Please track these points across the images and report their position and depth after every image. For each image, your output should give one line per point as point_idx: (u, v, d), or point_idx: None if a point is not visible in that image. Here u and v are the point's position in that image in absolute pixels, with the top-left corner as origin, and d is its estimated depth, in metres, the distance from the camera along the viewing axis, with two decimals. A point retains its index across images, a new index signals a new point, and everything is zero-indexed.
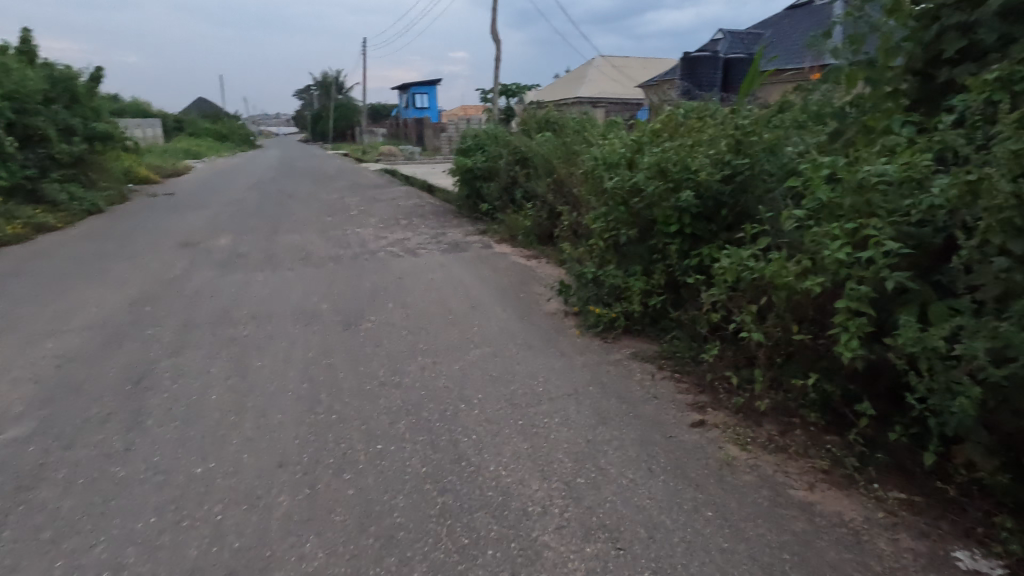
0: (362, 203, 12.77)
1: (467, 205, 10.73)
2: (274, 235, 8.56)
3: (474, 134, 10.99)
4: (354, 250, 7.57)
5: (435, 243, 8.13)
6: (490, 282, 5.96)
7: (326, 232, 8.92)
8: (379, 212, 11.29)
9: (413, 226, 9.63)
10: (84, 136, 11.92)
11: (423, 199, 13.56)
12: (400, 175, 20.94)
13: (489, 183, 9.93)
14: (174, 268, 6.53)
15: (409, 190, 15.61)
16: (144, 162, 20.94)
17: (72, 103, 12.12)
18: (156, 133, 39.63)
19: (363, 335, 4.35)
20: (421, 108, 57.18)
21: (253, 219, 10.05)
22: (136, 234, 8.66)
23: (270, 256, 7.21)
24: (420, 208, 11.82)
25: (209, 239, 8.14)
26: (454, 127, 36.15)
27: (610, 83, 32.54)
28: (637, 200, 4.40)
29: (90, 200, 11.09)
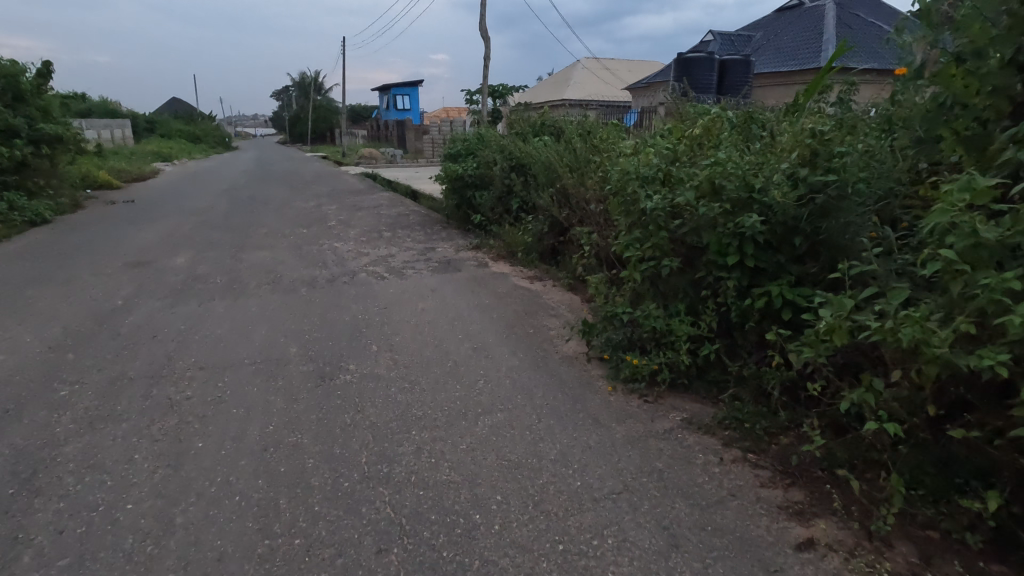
0: (342, 212, 11.81)
1: (457, 216, 9.84)
2: (240, 253, 7.58)
3: (463, 138, 10.10)
4: (331, 270, 6.65)
5: (423, 261, 7.23)
6: (491, 313, 5.09)
7: (300, 248, 7.96)
8: (360, 223, 10.35)
9: (397, 240, 8.72)
10: (28, 139, 10.75)
11: (407, 207, 12.62)
12: (381, 180, 19.92)
13: (481, 192, 9.05)
14: (116, 296, 5.55)
15: (392, 197, 14.63)
16: (107, 165, 19.63)
17: (16, 102, 10.94)
18: (124, 135, 37.89)
19: (340, 396, 3.45)
20: (403, 110, 56.06)
21: (218, 232, 9.03)
22: (80, 251, 7.59)
23: (233, 279, 6.25)
24: (404, 218, 10.89)
25: (162, 259, 7.12)
26: (437, 130, 35.15)
27: (597, 86, 31.88)
28: (682, 224, 3.56)
29: (33, 210, 9.94)
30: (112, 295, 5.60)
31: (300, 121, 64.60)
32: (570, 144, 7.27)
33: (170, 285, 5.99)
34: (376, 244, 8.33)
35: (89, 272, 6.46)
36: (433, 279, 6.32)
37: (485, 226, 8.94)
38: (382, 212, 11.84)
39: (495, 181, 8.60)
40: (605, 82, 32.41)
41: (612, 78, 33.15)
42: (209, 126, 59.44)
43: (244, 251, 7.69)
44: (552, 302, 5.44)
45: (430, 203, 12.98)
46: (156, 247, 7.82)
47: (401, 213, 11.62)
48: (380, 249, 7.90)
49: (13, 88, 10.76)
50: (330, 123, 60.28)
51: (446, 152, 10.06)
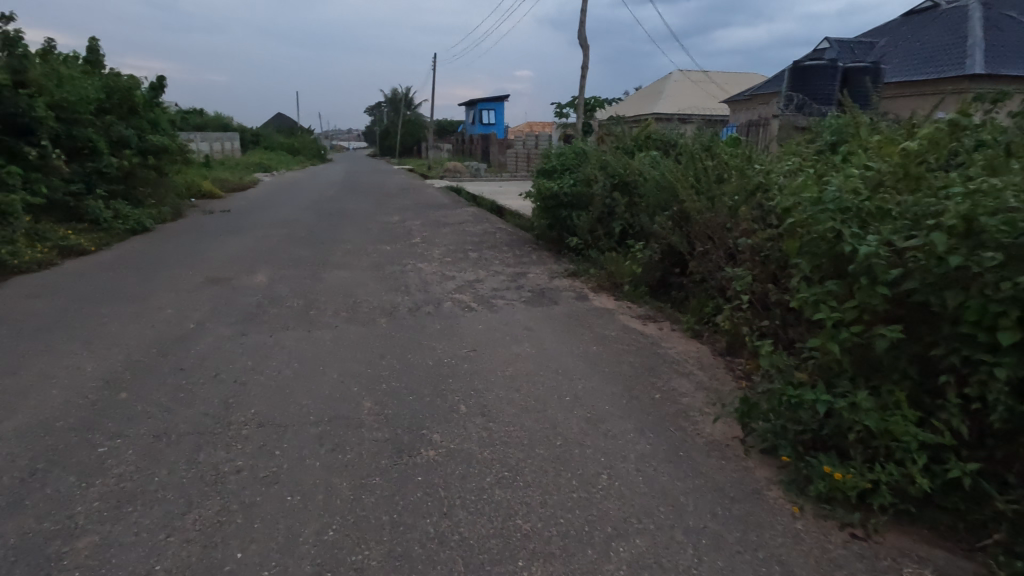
0: (426, 227, 11.35)
1: (549, 238, 8.99)
2: (322, 271, 7.18)
3: (560, 152, 9.28)
4: (414, 297, 5.98)
5: (513, 290, 6.41)
6: (601, 365, 4.16)
7: (383, 268, 7.42)
8: (445, 240, 9.78)
9: (485, 262, 7.99)
10: (137, 149, 11.17)
11: (493, 225, 11.96)
12: (465, 195, 19.58)
13: (578, 212, 8.15)
14: (188, 319, 5.15)
15: (477, 212, 14.06)
16: (213, 175, 20.75)
17: (129, 114, 11.41)
18: (233, 146, 40.70)
19: (420, 485, 2.65)
20: (487, 124, 56.62)
21: (301, 248, 8.73)
22: (167, 264, 7.47)
23: (310, 303, 5.74)
24: (491, 238, 10.21)
25: (242, 277, 6.80)
26: (521, 144, 34.81)
27: (691, 100, 30.24)
28: (914, 276, 2.44)
29: (134, 218, 10.18)
30: (185, 317, 5.21)
31: (390, 135, 67.14)
32: (691, 160, 6.22)
33: (247, 307, 5.55)
34: (462, 267, 7.63)
35: (170, 290, 6.20)
36: (527, 314, 5.47)
37: (581, 250, 8.01)
38: (467, 229, 11.24)
39: (595, 200, 7.66)
40: (698, 96, 30.71)
41: (707, 92, 31.37)
42: (307, 139, 62.94)
43: (325, 270, 7.25)
44: (674, 355, 4.40)
45: (517, 221, 12.25)
46: (239, 263, 7.56)
47: (486, 231, 10.95)
48: (466, 273, 7.21)
49: (127, 101, 11.23)
50: (418, 137, 62.04)
51: (540, 167, 9.28)
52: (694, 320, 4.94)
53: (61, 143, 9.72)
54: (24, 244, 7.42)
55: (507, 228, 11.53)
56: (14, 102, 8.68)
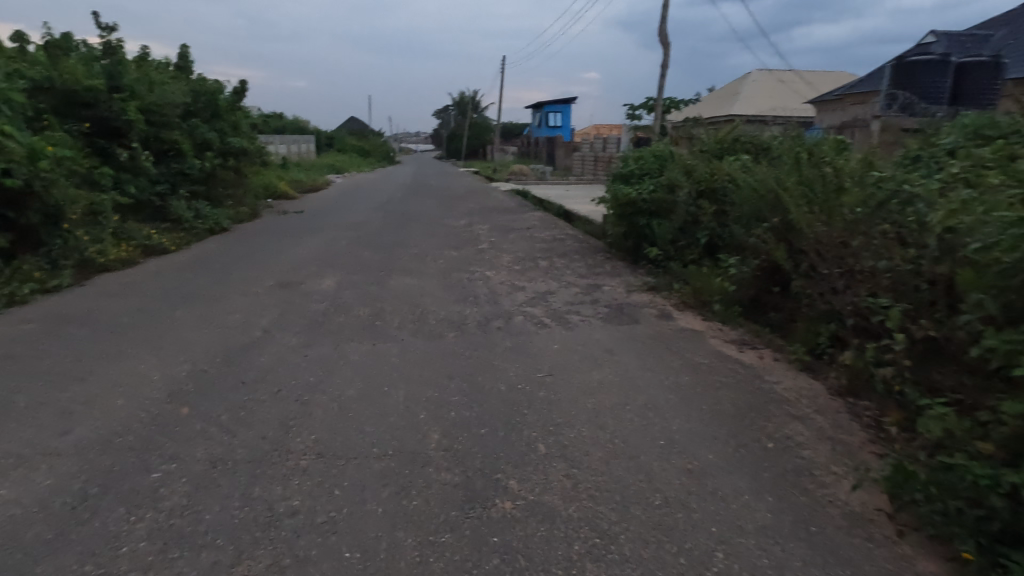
0: (494, 232, 11.07)
1: (624, 247, 8.44)
2: (389, 277, 7.00)
3: (639, 156, 8.72)
4: (483, 309, 5.65)
5: (588, 304, 5.96)
6: (696, 401, 3.63)
7: (450, 275, 7.16)
8: (513, 246, 9.45)
9: (556, 272, 7.58)
10: (219, 151, 11.57)
11: (562, 231, 11.53)
12: (531, 198, 19.24)
13: (658, 221, 7.57)
14: (256, 325, 5.06)
15: (545, 217, 13.68)
16: (290, 177, 21.55)
17: (213, 117, 11.85)
18: (309, 149, 42.48)
19: (495, 549, 2.26)
20: (554, 127, 56.21)
21: (369, 251, 8.65)
22: (240, 266, 7.55)
23: (377, 311, 5.53)
24: (561, 245, 9.78)
25: (310, 281, 6.73)
26: (589, 147, 34.16)
27: (771, 100, 28.57)
28: None
29: (214, 219, 10.50)
30: (253, 322, 5.12)
31: (456, 138, 68.10)
32: (796, 166, 5.52)
33: (313, 314, 5.41)
34: (531, 276, 7.26)
35: (241, 293, 6.19)
36: (605, 333, 5.00)
37: (660, 262, 7.43)
38: (536, 235, 10.86)
39: (678, 208, 7.07)
40: (780, 96, 28.97)
41: (789, 92, 29.53)
42: (378, 142, 64.91)
43: (392, 276, 7.07)
44: (782, 392, 3.80)
45: (587, 227, 11.75)
46: (308, 266, 7.54)
47: (556, 238, 10.54)
48: (537, 284, 6.81)
49: (210, 105, 11.65)
50: (484, 140, 62.53)
51: (617, 172, 8.76)
52: (801, 350, 4.30)
53: (150, 145, 10.17)
54: (111, 242, 7.72)
55: (577, 235, 11.06)
56: (108, 106, 9.11)
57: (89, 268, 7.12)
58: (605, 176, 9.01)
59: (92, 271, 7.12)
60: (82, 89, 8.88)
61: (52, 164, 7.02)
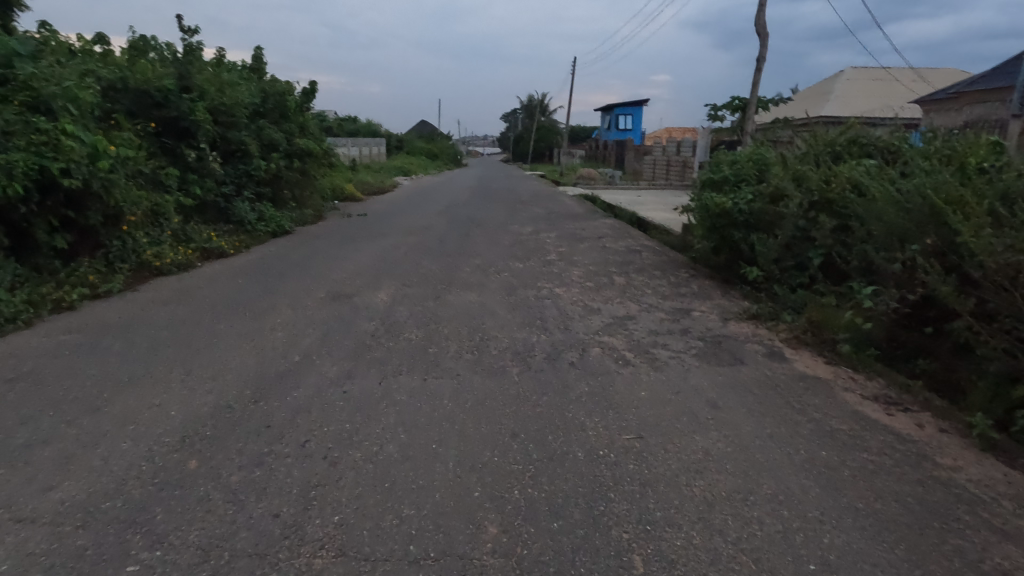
0: (562, 241, 10.26)
1: (712, 264, 7.39)
2: (446, 291, 6.32)
3: (733, 160, 7.65)
4: (552, 337, 4.85)
5: (677, 335, 5.03)
6: (847, 493, 2.67)
7: (514, 291, 6.41)
8: (584, 258, 8.60)
9: (634, 290, 6.67)
10: (285, 152, 11.46)
11: (636, 242, 10.53)
12: (599, 204, 18.31)
13: (758, 236, 6.50)
14: (297, 346, 4.51)
15: (617, 225, 12.73)
16: (357, 179, 21.69)
17: (281, 118, 11.77)
18: (378, 152, 43.33)
19: None
20: (624, 130, 54.71)
21: (428, 260, 8.07)
22: (294, 274, 7.15)
23: (431, 334, 4.87)
24: (638, 258, 8.81)
25: (362, 294, 6.19)
26: (660, 151, 32.67)
27: (866, 101, 26.18)
28: None
29: (276, 221, 10.32)
30: (295, 343, 4.58)
31: (523, 140, 67.78)
32: (958, 175, 4.36)
33: (362, 335, 4.80)
34: (606, 296, 6.38)
35: (290, 305, 5.72)
36: (703, 376, 4.07)
37: (758, 283, 6.36)
38: (608, 246, 9.94)
39: (784, 223, 5.99)
40: (876, 96, 26.48)
41: (887, 91, 26.96)
42: (446, 144, 65.70)
43: (450, 290, 6.40)
44: (970, 487, 2.76)
45: (665, 238, 10.72)
46: (363, 276, 7.04)
47: (630, 250, 9.58)
48: (614, 306, 5.93)
49: (278, 105, 11.55)
50: (550, 143, 61.85)
51: (705, 178, 7.74)
52: (983, 422, 3.21)
53: (218, 146, 10.11)
54: (170, 244, 7.54)
55: (654, 246, 10.05)
56: (177, 106, 9.06)
57: (146, 271, 6.92)
58: (691, 183, 8.00)
59: (149, 274, 6.92)
60: (154, 89, 8.87)
61: (116, 164, 6.89)
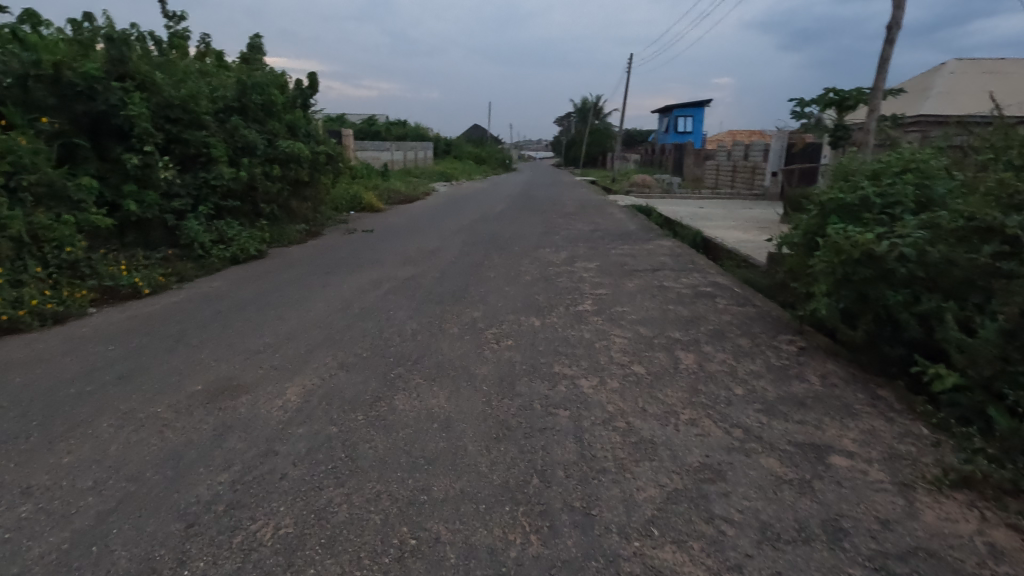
0: (606, 277, 7.65)
1: (840, 338, 4.61)
2: (398, 386, 3.88)
3: (878, 175, 4.82)
4: (553, 549, 2.32)
5: (825, 548, 2.38)
6: None
7: (512, 388, 3.90)
8: (633, 311, 5.97)
9: (715, 389, 4.00)
10: (265, 157, 9.40)
11: (706, 279, 7.78)
12: (654, 220, 15.51)
13: (946, 309, 3.68)
14: (7, 563, 2.17)
15: (678, 252, 9.99)
16: (387, 186, 19.82)
17: (265, 116, 9.75)
18: (423, 156, 41.71)
19: None
20: (682, 134, 51.20)
21: (407, 312, 5.69)
22: (199, 336, 4.90)
23: (309, 520, 2.45)
24: (712, 311, 6.09)
25: (262, 388, 3.85)
26: (725, 155, 29.23)
27: (975, 98, 22.18)
28: None
29: (241, 243, 8.20)
30: (16, 547, 2.25)
31: (575, 145, 65.25)
32: None
33: (172, 521, 2.43)
34: (669, 402, 3.75)
35: (127, 411, 3.44)
36: None
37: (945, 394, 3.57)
38: (667, 286, 7.26)
39: (1011, 293, 3.18)
40: (990, 92, 22.37)
41: (1004, 87, 22.73)
42: (496, 149, 64.21)
43: (409, 382, 3.96)
44: None
45: (747, 277, 7.90)
46: (294, 343, 4.71)
47: (699, 294, 6.86)
48: (684, 436, 3.30)
49: (259, 100, 9.52)
50: (604, 148, 58.87)
51: (825, 200, 4.96)
52: None
53: (172, 150, 8.14)
54: (49, 284, 5.49)
55: (733, 289, 7.29)
56: (106, 98, 7.13)
57: None
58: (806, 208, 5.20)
59: None
60: (76, 76, 6.97)
61: None
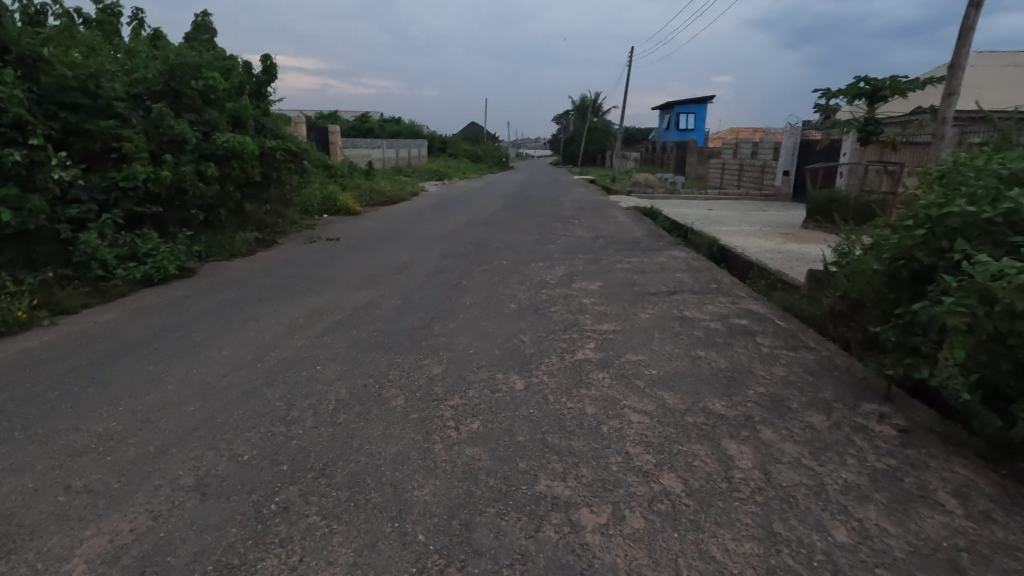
0: (612, 304, 6.08)
1: (975, 427, 3.07)
2: (274, 535, 2.31)
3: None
4: None
5: None
6: None
7: (465, 536, 2.33)
8: (652, 362, 4.40)
9: (803, 533, 2.43)
10: (200, 153, 7.81)
11: (737, 306, 6.21)
12: (661, 224, 13.96)
13: None
14: None
15: (696, 266, 8.42)
16: (370, 185, 18.25)
17: (201, 104, 8.16)
18: (416, 153, 40.20)
19: None
20: (684, 131, 49.67)
21: (338, 366, 4.11)
22: (16, 413, 3.33)
23: None
24: (756, 360, 4.53)
25: (39, 542, 2.27)
26: (732, 152, 27.62)
27: (1002, 91, 20.62)
28: None
29: (159, 260, 6.61)
30: None
31: (573, 143, 63.73)
32: None
33: None
34: (733, 572, 2.19)
35: None
36: None
37: None
38: (690, 318, 5.70)
39: None
40: (1017, 85, 20.80)
41: None
42: (493, 147, 62.73)
43: (294, 523, 2.39)
44: None
45: (789, 303, 6.32)
46: (149, 431, 3.13)
47: (732, 332, 5.29)
48: None
49: (194, 84, 7.94)
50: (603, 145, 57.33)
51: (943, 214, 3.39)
52: None
53: (72, 145, 6.55)
54: None
55: (773, 321, 5.72)
56: None
57: None
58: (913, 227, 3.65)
59: None
60: None
61: None
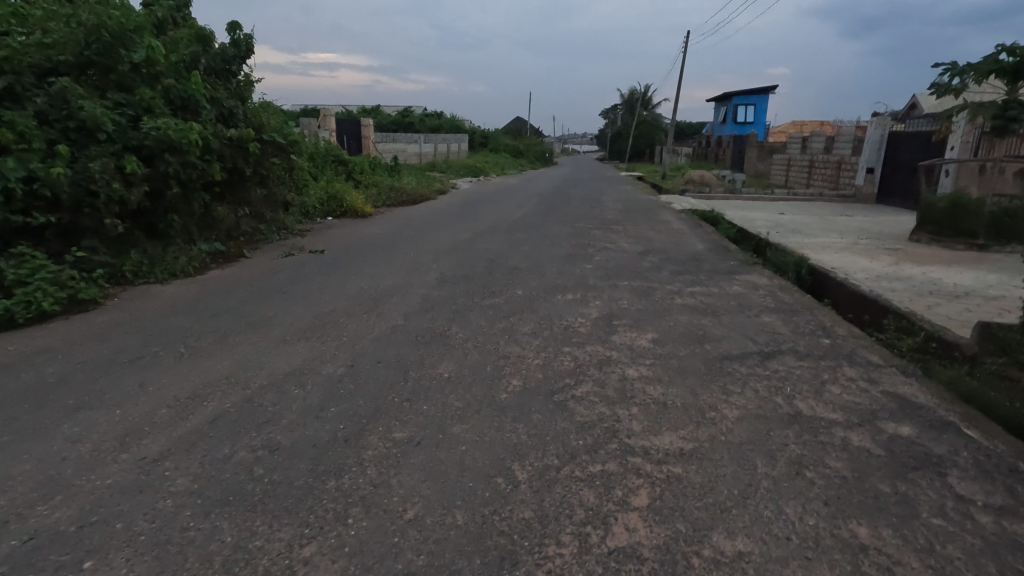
0: (674, 382, 3.82)
1: None
2: None
3: None
4: None
5: None
6: None
7: None
8: (764, 562, 2.17)
9: None
10: (122, 144, 5.98)
11: (879, 393, 3.82)
12: (726, 232, 11.42)
13: None
14: None
15: (790, 303, 6.00)
16: (391, 182, 16.40)
17: (131, 82, 6.33)
18: (455, 149, 38.44)
19: None
20: (743, 123, 46.01)
21: (123, 565, 2.05)
22: None
23: None
24: (987, 568, 2.19)
25: None
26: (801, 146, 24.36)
27: None
28: None
29: (31, 292, 4.78)
30: None
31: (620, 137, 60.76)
32: None
33: None
34: None
35: None
36: None
37: None
38: (811, 421, 3.35)
39: None
40: None
41: None
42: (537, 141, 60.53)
43: None
44: None
45: (966, 386, 3.89)
46: None
47: (898, 463, 2.94)
48: None
49: (124, 54, 6.16)
50: (652, 140, 54.01)
51: None
52: None
53: None
54: None
55: (958, 431, 3.32)
56: None
57: None
58: None
59: None
60: None
61: None
